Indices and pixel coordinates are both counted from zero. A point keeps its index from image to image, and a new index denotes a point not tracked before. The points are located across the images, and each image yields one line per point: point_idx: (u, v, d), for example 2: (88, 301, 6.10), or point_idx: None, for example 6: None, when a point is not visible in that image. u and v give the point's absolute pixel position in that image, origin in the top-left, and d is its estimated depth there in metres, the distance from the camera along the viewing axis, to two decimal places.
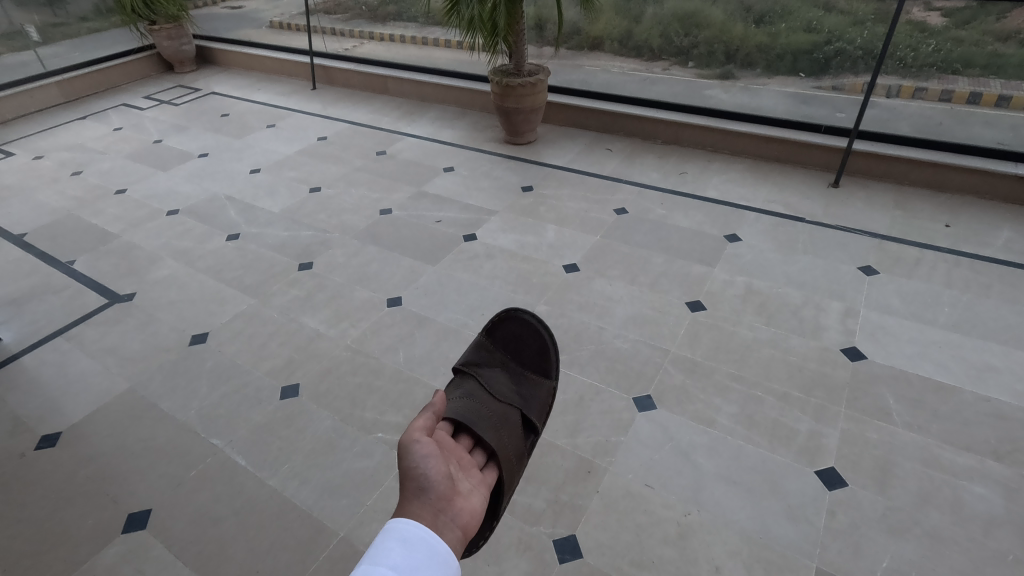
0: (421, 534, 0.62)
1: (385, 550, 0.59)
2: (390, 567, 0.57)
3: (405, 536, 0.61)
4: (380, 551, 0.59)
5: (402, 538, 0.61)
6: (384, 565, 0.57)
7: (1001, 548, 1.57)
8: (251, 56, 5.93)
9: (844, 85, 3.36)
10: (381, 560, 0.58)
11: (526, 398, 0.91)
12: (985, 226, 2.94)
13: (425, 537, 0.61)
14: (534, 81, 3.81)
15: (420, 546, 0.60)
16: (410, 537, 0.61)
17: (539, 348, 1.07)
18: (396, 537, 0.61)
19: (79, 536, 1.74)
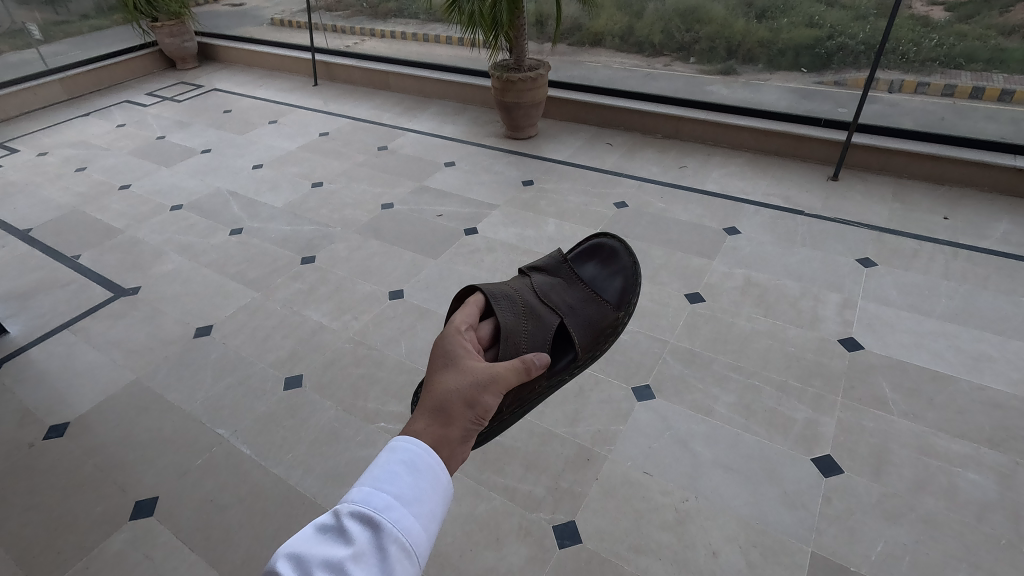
0: (435, 455, 0.47)
1: (387, 473, 0.45)
2: (393, 496, 0.43)
3: (414, 456, 0.47)
4: (380, 474, 0.45)
5: (408, 460, 0.46)
6: (386, 494, 0.43)
7: (994, 532, 1.60)
8: (252, 52, 5.95)
9: (846, 80, 3.37)
10: (382, 487, 0.44)
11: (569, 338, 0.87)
12: (983, 218, 2.95)
13: (439, 462, 0.47)
14: (534, 76, 3.83)
15: (432, 472, 0.46)
16: (419, 458, 0.47)
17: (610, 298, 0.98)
18: (401, 458, 0.46)
19: (88, 523, 1.77)
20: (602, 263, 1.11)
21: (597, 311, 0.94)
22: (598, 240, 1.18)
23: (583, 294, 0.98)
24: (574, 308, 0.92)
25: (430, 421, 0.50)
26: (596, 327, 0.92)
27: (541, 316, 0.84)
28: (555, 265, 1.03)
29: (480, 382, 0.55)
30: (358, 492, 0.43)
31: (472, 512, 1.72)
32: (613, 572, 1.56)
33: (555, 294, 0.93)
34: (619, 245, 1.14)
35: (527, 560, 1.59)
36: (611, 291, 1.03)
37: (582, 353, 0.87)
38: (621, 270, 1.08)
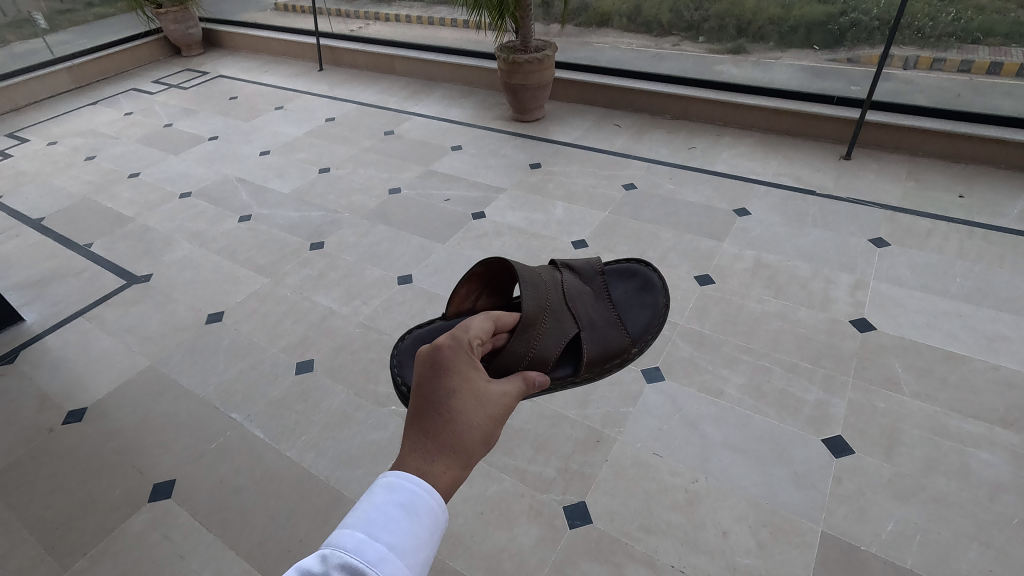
0: (436, 496, 0.44)
1: (384, 519, 0.41)
2: (388, 547, 0.40)
3: (413, 498, 0.43)
4: (375, 518, 0.41)
5: (408, 503, 0.43)
6: (382, 545, 0.39)
7: (1006, 511, 1.59)
8: (257, 38, 5.92)
9: (860, 57, 3.29)
10: (377, 535, 0.40)
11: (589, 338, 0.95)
12: (1000, 196, 2.90)
13: (443, 507, 0.44)
14: (541, 57, 3.78)
15: (433, 517, 0.43)
16: (419, 501, 0.43)
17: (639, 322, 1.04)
18: (399, 499, 0.43)
19: (108, 505, 1.81)
20: (642, 286, 1.13)
21: (617, 334, 0.99)
22: (639, 267, 1.18)
23: (608, 312, 1.02)
24: (593, 324, 0.97)
25: (448, 461, 0.47)
26: (608, 350, 0.96)
27: (560, 319, 0.92)
28: (591, 272, 1.07)
29: (495, 418, 0.54)
30: (349, 538, 0.39)
31: (483, 493, 1.74)
32: (622, 552, 1.57)
33: (583, 301, 0.99)
34: (657, 279, 1.14)
35: (538, 541, 1.61)
36: (638, 321, 1.05)
37: (582, 369, 0.93)
38: (652, 297, 1.10)
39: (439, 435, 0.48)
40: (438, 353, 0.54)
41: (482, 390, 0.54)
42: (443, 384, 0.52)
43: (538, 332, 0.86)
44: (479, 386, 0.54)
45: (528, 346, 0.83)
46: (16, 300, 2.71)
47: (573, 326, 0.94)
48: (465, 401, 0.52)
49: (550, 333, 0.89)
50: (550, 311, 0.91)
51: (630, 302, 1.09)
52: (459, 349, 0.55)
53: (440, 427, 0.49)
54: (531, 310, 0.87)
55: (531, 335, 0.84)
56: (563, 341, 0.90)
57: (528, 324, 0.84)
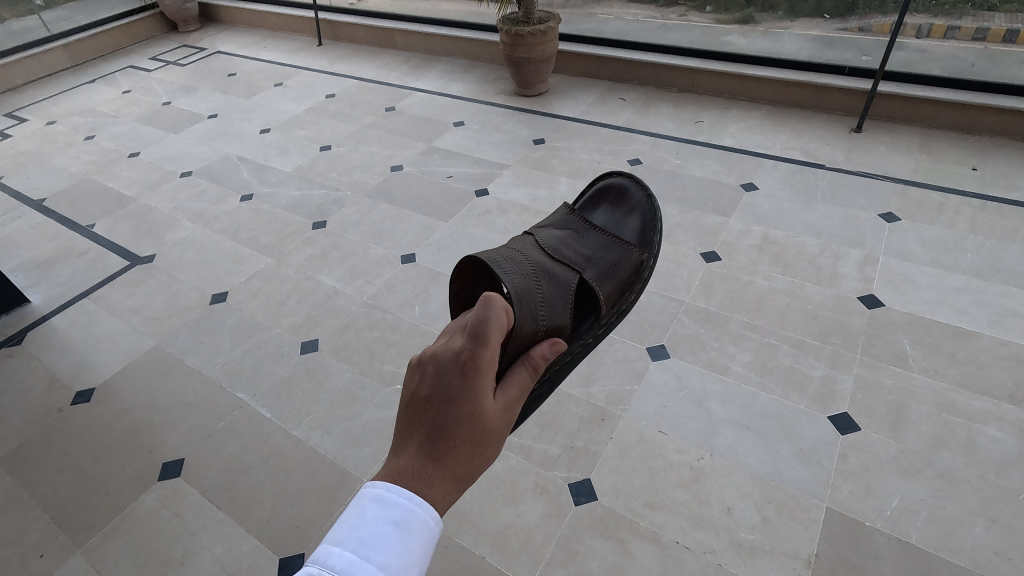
0: (429, 513, 0.44)
1: (375, 537, 0.41)
2: (378, 567, 0.40)
3: (405, 515, 0.43)
4: (365, 537, 0.41)
5: (400, 520, 0.43)
6: (372, 565, 0.39)
7: (1013, 487, 1.59)
8: (255, 12, 5.81)
9: (872, 26, 3.19)
10: (367, 556, 0.40)
11: (598, 276, 0.94)
12: (1014, 168, 2.83)
13: (434, 523, 0.44)
14: (544, 29, 3.70)
15: (424, 533, 0.43)
16: (412, 516, 0.43)
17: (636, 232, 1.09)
18: (391, 516, 0.43)
19: (119, 483, 1.84)
20: (617, 206, 1.19)
21: (622, 252, 1.01)
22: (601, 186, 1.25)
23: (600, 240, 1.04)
24: (592, 260, 0.97)
25: (446, 488, 0.48)
26: (624, 276, 0.97)
27: (555, 274, 0.87)
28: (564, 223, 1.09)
29: (496, 437, 0.55)
30: (338, 558, 0.39)
31: (489, 471, 1.75)
32: (627, 529, 1.58)
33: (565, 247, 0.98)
34: (628, 185, 1.21)
35: (544, 517, 1.62)
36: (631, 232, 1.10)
37: (606, 311, 0.91)
38: (635, 207, 1.16)
39: (445, 463, 0.49)
40: (452, 375, 0.53)
41: (488, 418, 0.54)
42: (453, 412, 0.51)
43: (540, 298, 0.78)
44: (484, 404, 0.54)
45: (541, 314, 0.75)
46: (21, 281, 2.71)
47: (573, 272, 0.90)
48: (470, 428, 0.52)
49: (554, 292, 0.82)
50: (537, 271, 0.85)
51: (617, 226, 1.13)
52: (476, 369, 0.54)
53: (447, 456, 0.50)
54: (518, 283, 0.79)
55: (534, 304, 0.76)
56: (568, 293, 0.84)
57: (525, 296, 0.76)
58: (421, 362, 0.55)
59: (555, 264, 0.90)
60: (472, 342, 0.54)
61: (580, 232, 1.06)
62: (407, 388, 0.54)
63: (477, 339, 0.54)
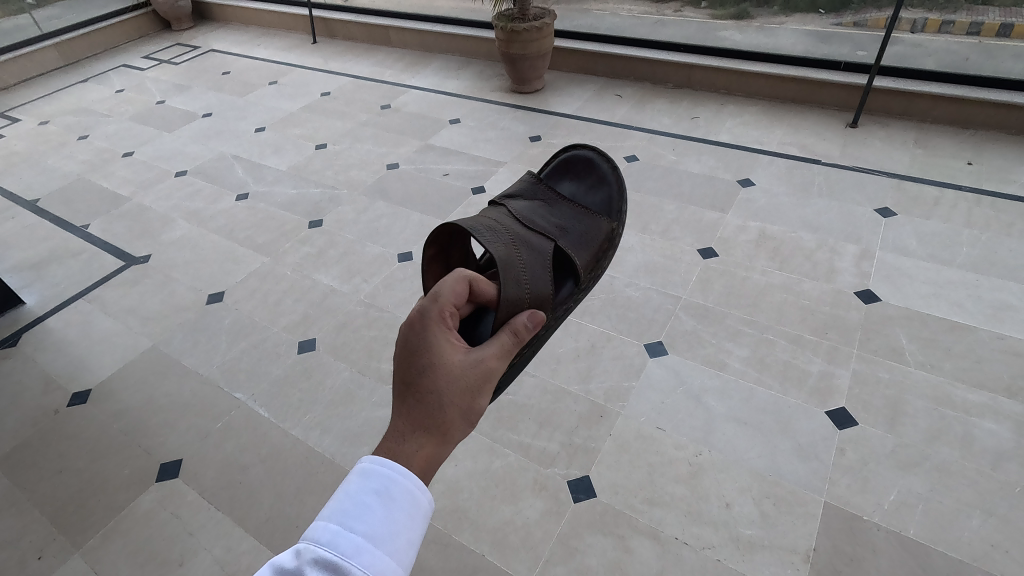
0: (410, 482, 0.48)
1: (358, 508, 0.45)
2: (363, 534, 0.44)
3: (385, 485, 0.47)
4: (349, 508, 0.45)
5: (383, 489, 0.47)
6: (357, 535, 0.44)
7: (1009, 479, 1.60)
8: (248, 10, 5.78)
9: (867, 20, 3.19)
10: (352, 526, 0.44)
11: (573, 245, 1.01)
12: (1008, 162, 2.84)
13: (415, 487, 0.48)
14: (539, 25, 3.68)
15: (408, 499, 0.47)
16: (393, 486, 0.48)
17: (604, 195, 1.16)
18: (374, 487, 0.47)
19: (117, 484, 1.83)
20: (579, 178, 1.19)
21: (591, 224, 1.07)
22: (590, 154, 1.22)
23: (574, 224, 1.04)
24: (565, 230, 1.02)
25: (414, 428, 0.53)
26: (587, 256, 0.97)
27: (531, 241, 0.91)
28: (532, 190, 1.12)
29: (475, 387, 0.59)
30: (323, 530, 0.44)
31: (488, 469, 1.76)
32: (627, 525, 1.59)
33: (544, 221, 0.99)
34: (592, 155, 1.22)
35: (543, 514, 1.63)
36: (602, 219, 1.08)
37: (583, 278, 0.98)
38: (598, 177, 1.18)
39: (412, 416, 0.54)
40: (408, 332, 0.60)
41: (452, 363, 0.59)
42: (416, 365, 0.57)
43: (520, 264, 0.82)
44: (450, 359, 0.59)
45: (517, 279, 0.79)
46: (15, 282, 2.69)
47: (547, 242, 0.94)
48: (433, 377, 0.57)
49: (534, 261, 0.85)
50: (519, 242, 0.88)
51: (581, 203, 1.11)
52: (427, 321, 0.60)
53: (414, 409, 0.55)
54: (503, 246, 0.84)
55: (513, 270, 0.80)
56: (543, 260, 0.88)
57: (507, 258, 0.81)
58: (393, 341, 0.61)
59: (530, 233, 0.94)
60: (422, 302, 0.62)
61: (549, 198, 1.11)
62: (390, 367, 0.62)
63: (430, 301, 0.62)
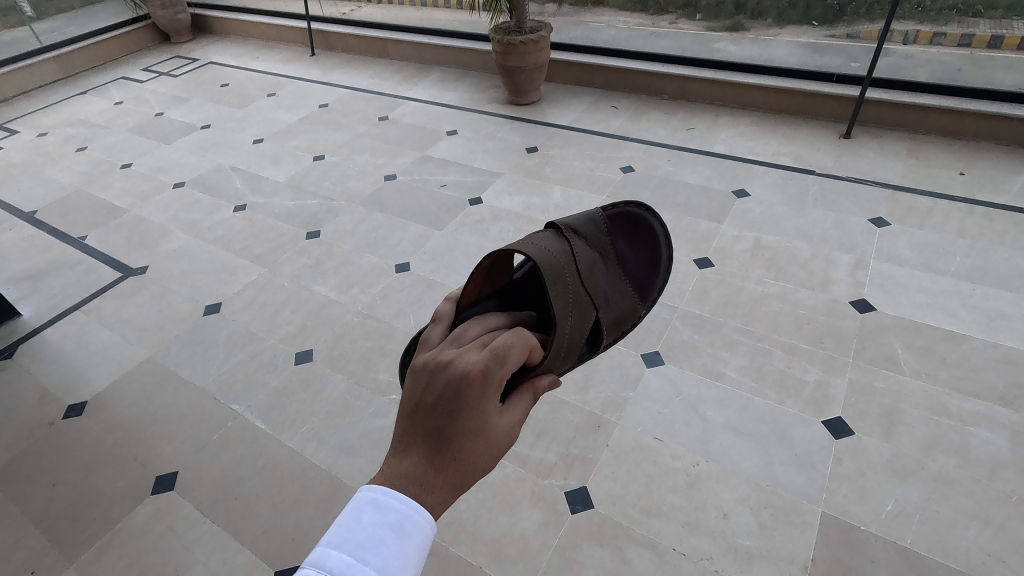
0: (425, 518, 0.46)
1: (372, 541, 0.43)
2: (377, 570, 0.42)
3: (400, 518, 0.45)
4: (363, 540, 0.43)
5: (397, 524, 0.45)
6: (371, 567, 0.42)
7: (1005, 488, 1.60)
8: (247, 23, 5.83)
9: (859, 32, 3.24)
10: (366, 559, 0.42)
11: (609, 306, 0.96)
12: (1000, 172, 2.87)
13: (429, 526, 0.46)
14: (536, 38, 3.72)
15: (420, 535, 0.45)
16: (408, 521, 0.45)
17: (649, 258, 1.11)
18: (388, 520, 0.45)
19: (112, 497, 1.82)
20: (635, 239, 1.12)
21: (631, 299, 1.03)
22: (642, 214, 1.15)
23: (617, 278, 1.03)
24: (608, 300, 0.96)
25: (445, 495, 0.50)
26: (621, 320, 0.97)
27: (584, 306, 0.88)
28: (592, 233, 1.04)
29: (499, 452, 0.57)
30: (336, 562, 0.41)
31: (485, 480, 1.75)
32: (625, 536, 1.58)
33: (595, 271, 0.96)
34: (659, 229, 1.15)
35: (541, 525, 1.62)
36: (639, 278, 1.08)
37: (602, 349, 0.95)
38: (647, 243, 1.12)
39: (446, 474, 0.50)
40: (465, 386, 0.52)
41: (493, 429, 0.55)
42: (459, 422, 0.52)
43: (568, 331, 0.81)
44: (493, 426, 0.55)
45: (563, 343, 0.79)
46: (11, 294, 2.69)
47: (593, 307, 0.90)
48: (474, 441, 0.53)
49: (578, 327, 0.84)
50: (573, 299, 0.86)
51: (626, 252, 1.10)
52: (488, 384, 0.54)
53: (447, 464, 0.51)
54: (560, 303, 0.83)
55: (563, 334, 0.79)
56: (586, 329, 0.86)
57: (559, 320, 0.80)
58: (427, 368, 0.54)
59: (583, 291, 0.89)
60: (489, 359, 0.55)
61: (607, 253, 1.05)
62: (411, 394, 0.54)
63: (493, 358, 0.55)
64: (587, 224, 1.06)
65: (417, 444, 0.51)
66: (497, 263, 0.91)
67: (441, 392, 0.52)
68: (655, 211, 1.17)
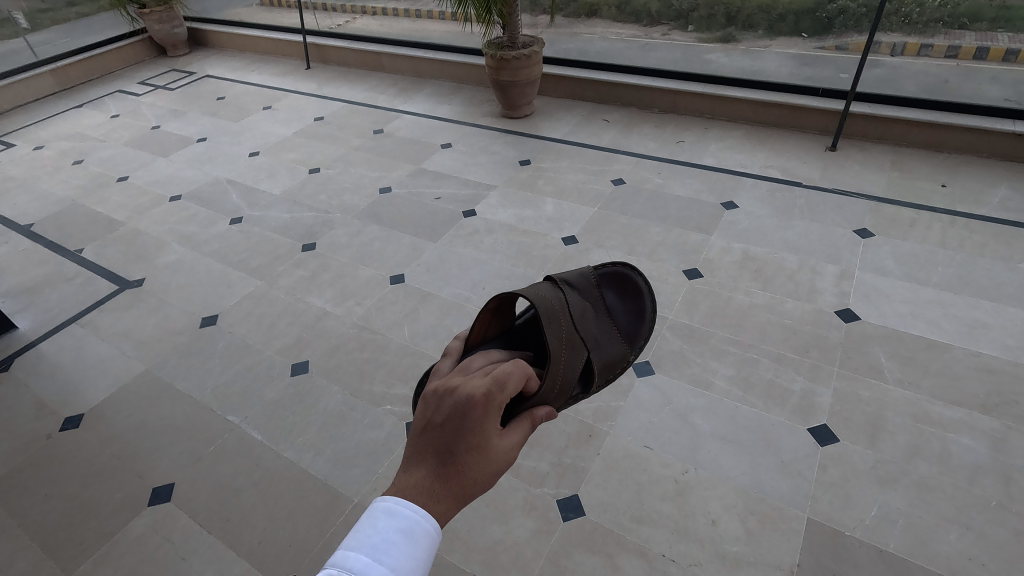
0: (431, 525, 0.49)
1: (385, 543, 0.47)
2: (390, 568, 0.45)
3: (411, 524, 0.48)
4: (377, 543, 0.47)
5: (407, 528, 0.48)
6: (383, 566, 0.45)
7: (985, 494, 1.65)
8: (244, 36, 5.89)
9: (848, 44, 3.27)
10: (380, 558, 0.45)
11: (600, 351, 1.01)
12: (982, 184, 2.95)
13: (436, 531, 0.49)
14: (528, 53, 3.79)
15: (429, 538, 0.48)
16: (417, 526, 0.49)
17: (636, 310, 1.16)
18: (399, 525, 0.48)
19: (109, 509, 1.84)
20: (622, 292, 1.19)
21: (620, 344, 1.07)
22: (626, 270, 1.23)
23: (606, 325, 1.09)
24: (598, 343, 1.01)
25: (450, 505, 0.53)
26: (614, 363, 1.02)
27: (576, 346, 0.93)
28: (584, 285, 1.12)
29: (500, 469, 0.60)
30: (355, 560, 0.45)
31: None
32: (615, 544, 1.61)
33: (587, 318, 1.02)
34: (643, 282, 1.21)
35: (533, 533, 1.65)
36: (630, 326, 1.13)
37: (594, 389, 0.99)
38: (635, 297, 1.18)
39: (449, 482, 0.54)
40: (469, 407, 0.57)
41: (494, 446, 0.59)
42: (463, 438, 0.56)
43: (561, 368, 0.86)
44: (495, 446, 0.59)
45: (556, 381, 0.84)
46: (8, 308, 2.71)
47: (584, 349, 0.95)
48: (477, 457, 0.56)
49: (570, 365, 0.89)
50: (566, 339, 0.92)
51: (617, 304, 1.17)
52: (490, 406, 0.59)
53: (451, 475, 0.54)
54: (554, 342, 0.89)
55: (557, 370, 0.85)
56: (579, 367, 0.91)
57: (554, 358, 0.85)
58: (436, 394, 0.59)
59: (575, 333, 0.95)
60: (490, 383, 0.59)
61: (596, 302, 1.11)
62: (422, 418, 0.59)
63: (494, 384, 0.61)
64: (578, 277, 1.13)
65: (425, 458, 0.55)
66: (499, 311, 0.97)
67: (449, 413, 0.57)
68: (635, 266, 1.25)
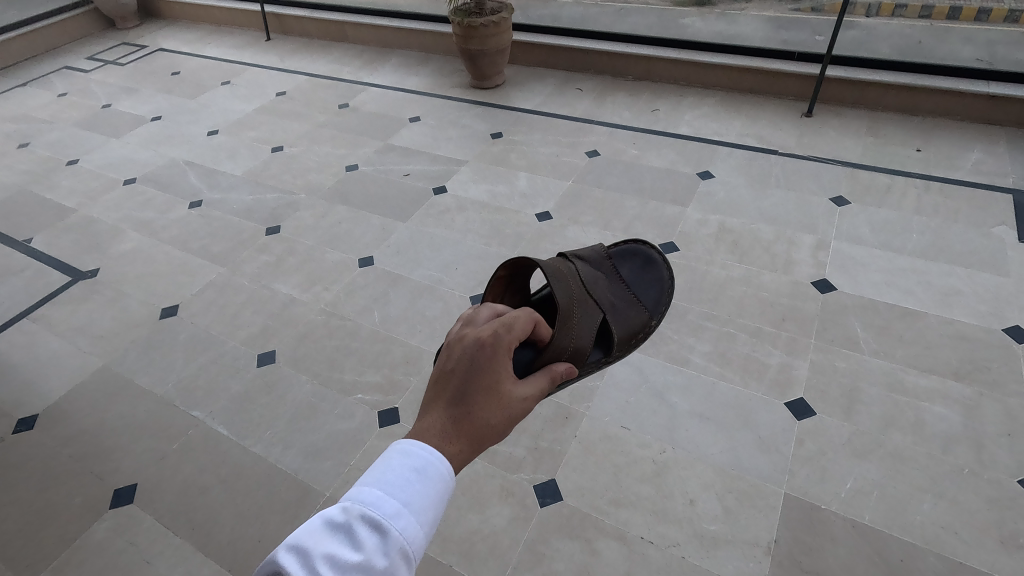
0: (445, 465, 0.48)
1: (399, 479, 0.45)
2: (405, 503, 0.44)
3: (425, 464, 0.47)
4: (392, 479, 0.45)
5: (422, 467, 0.47)
6: (397, 501, 0.43)
7: (958, 461, 1.65)
8: (199, 7, 5.57)
9: (823, 6, 3.12)
10: (393, 493, 0.44)
11: (617, 317, 1.01)
12: (956, 148, 2.92)
13: (451, 472, 0.48)
14: (497, 20, 3.63)
15: (442, 479, 0.47)
16: (431, 464, 0.48)
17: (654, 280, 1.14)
18: (414, 464, 0.47)
19: (68, 514, 1.76)
20: (638, 265, 1.17)
21: (639, 311, 1.06)
22: (638, 246, 1.21)
23: (623, 293, 1.07)
24: (613, 307, 1.01)
25: (461, 445, 0.52)
26: (631, 326, 1.01)
27: (587, 309, 0.93)
28: (597, 259, 1.11)
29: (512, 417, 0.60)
30: (369, 494, 0.43)
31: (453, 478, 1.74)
32: (594, 527, 1.59)
33: (599, 285, 1.02)
34: (655, 255, 1.19)
35: (510, 521, 1.62)
36: (648, 295, 1.12)
37: (614, 350, 0.98)
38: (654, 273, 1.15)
39: (461, 423, 0.54)
40: (479, 351, 0.59)
41: (506, 391, 0.59)
42: (474, 381, 0.57)
43: (573, 328, 0.86)
44: (506, 390, 0.60)
45: (566, 338, 0.83)
46: None
47: (597, 312, 0.95)
48: (488, 399, 0.57)
49: (584, 325, 0.89)
50: (577, 303, 0.92)
51: (633, 273, 1.16)
52: (498, 346, 0.60)
53: (463, 415, 0.55)
54: (562, 304, 0.89)
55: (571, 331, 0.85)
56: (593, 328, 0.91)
57: (564, 317, 0.86)
58: (447, 346, 0.61)
59: (587, 300, 0.95)
60: (498, 325, 0.61)
61: (611, 272, 1.10)
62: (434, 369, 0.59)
63: (502, 326, 0.61)
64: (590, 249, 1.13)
65: (437, 402, 0.56)
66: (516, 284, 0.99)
67: (461, 360, 0.58)
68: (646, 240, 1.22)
